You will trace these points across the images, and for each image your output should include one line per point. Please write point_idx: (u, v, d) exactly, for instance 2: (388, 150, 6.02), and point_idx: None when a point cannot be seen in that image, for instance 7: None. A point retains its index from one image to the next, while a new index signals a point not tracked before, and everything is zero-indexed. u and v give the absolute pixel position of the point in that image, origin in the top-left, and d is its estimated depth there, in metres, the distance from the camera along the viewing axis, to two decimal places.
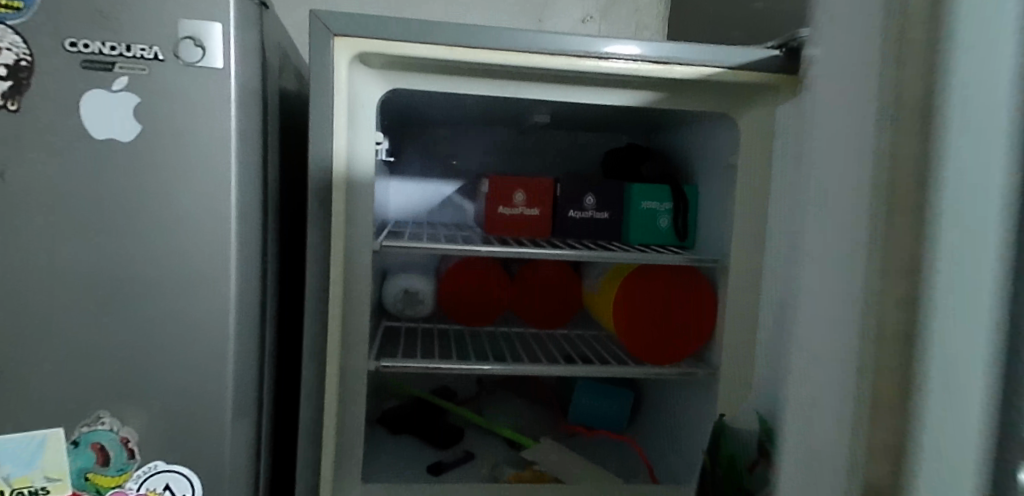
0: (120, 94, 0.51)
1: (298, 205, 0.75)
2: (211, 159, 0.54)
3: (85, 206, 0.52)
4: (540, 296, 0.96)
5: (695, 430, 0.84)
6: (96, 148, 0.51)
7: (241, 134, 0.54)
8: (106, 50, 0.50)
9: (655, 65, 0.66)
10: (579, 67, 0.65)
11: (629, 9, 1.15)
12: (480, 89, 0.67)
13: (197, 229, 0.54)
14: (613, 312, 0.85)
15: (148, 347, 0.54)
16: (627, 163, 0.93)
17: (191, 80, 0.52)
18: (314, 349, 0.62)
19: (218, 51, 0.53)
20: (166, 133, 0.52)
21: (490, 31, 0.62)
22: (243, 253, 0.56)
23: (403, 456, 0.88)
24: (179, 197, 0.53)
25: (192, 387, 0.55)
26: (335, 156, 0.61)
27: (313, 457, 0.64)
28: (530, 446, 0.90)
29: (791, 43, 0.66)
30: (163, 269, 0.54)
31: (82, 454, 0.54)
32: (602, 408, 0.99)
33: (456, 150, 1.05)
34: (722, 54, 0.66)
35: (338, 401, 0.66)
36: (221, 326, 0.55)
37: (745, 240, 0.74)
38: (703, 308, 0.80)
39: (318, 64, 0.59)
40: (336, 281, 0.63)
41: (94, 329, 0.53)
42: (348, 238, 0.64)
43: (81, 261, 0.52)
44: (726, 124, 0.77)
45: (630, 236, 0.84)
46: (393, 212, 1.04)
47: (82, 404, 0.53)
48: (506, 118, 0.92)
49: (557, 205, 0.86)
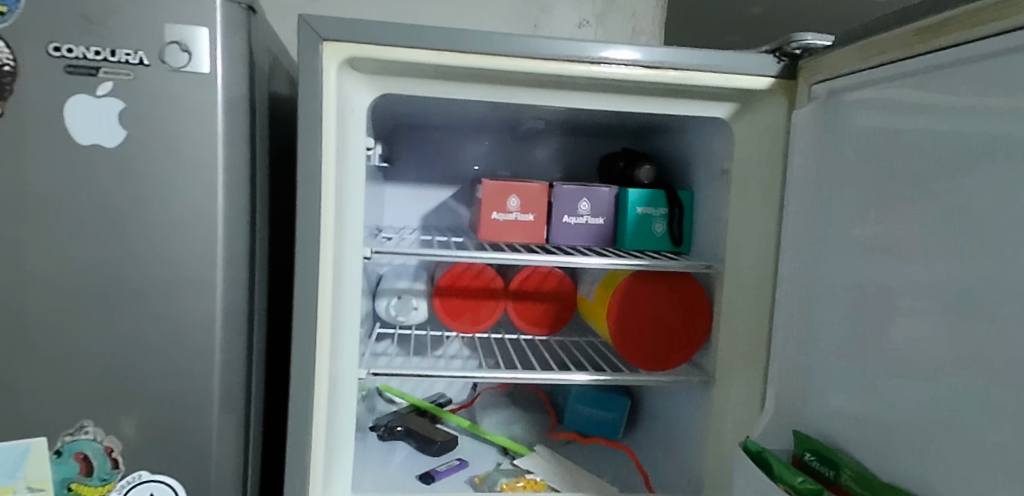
0: (105, 100, 0.51)
1: (288, 210, 0.75)
2: (195, 166, 0.53)
3: (69, 213, 0.51)
4: (535, 302, 0.93)
5: (691, 437, 0.83)
6: (80, 154, 0.51)
7: (228, 139, 0.54)
8: (90, 55, 0.50)
9: (648, 71, 0.65)
10: (572, 72, 0.64)
11: (625, 14, 1.14)
12: (472, 94, 0.67)
13: (185, 236, 0.54)
14: (608, 317, 0.82)
15: (133, 354, 0.53)
16: (622, 168, 0.92)
17: (176, 85, 0.52)
18: (302, 356, 0.61)
19: (203, 56, 0.52)
20: (151, 138, 0.52)
21: (479, 35, 0.62)
22: (229, 260, 0.55)
23: (396, 462, 0.88)
24: (165, 204, 0.53)
25: (177, 396, 0.55)
26: (324, 162, 0.61)
27: (302, 466, 0.63)
28: (524, 455, 0.90)
29: (788, 47, 0.66)
30: (146, 277, 0.53)
31: (65, 464, 0.53)
32: (597, 416, 0.99)
33: (450, 155, 1.04)
34: (716, 59, 0.65)
35: (327, 408, 0.65)
36: (207, 333, 0.55)
37: (740, 247, 0.73)
38: (700, 316, 0.80)
39: (306, 68, 0.59)
40: (325, 288, 0.62)
41: (77, 337, 0.52)
42: (338, 243, 0.64)
43: (65, 269, 0.51)
44: (720, 129, 0.77)
45: (624, 242, 0.84)
46: (386, 217, 1.03)
47: (65, 413, 0.53)
48: (499, 124, 0.92)
49: (552, 211, 0.85)
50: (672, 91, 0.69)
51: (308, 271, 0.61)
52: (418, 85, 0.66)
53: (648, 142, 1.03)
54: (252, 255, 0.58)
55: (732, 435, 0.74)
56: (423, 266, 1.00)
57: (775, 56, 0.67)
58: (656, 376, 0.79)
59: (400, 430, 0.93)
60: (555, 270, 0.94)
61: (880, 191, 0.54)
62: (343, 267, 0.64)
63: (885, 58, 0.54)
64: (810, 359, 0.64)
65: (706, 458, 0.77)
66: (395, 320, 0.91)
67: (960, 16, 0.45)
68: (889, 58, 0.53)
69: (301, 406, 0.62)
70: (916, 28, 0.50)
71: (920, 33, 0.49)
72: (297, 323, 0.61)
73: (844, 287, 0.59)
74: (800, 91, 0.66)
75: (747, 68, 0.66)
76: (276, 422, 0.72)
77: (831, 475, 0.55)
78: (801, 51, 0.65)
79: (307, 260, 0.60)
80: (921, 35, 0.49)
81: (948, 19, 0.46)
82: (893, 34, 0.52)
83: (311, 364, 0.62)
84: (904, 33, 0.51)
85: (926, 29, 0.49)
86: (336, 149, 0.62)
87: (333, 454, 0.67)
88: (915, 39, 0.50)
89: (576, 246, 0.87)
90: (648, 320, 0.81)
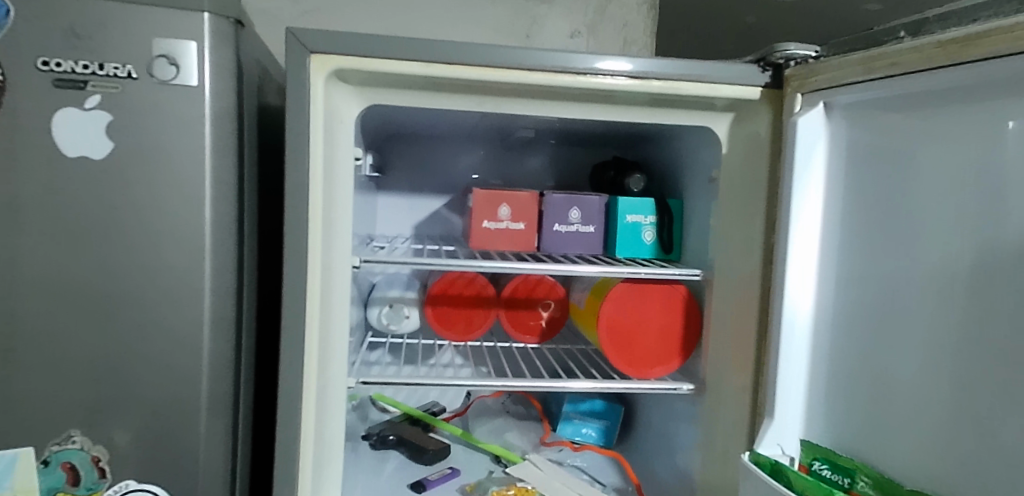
0: (93, 112, 0.51)
1: (278, 220, 0.75)
2: (182, 178, 0.54)
3: (57, 224, 0.52)
4: (525, 310, 0.93)
5: (682, 445, 0.83)
6: (69, 166, 0.51)
7: (216, 151, 0.55)
8: (78, 69, 0.51)
9: (634, 80, 0.66)
10: (561, 83, 0.65)
11: (617, 25, 1.16)
12: (460, 104, 0.67)
13: (171, 246, 0.54)
14: (596, 325, 0.81)
15: (121, 364, 0.54)
16: (613, 176, 0.93)
17: (165, 98, 0.53)
18: (291, 365, 0.62)
19: (192, 69, 0.53)
20: (138, 150, 0.53)
21: (465, 47, 0.62)
22: (216, 269, 0.55)
23: (388, 472, 0.88)
24: (154, 215, 0.54)
25: (164, 406, 0.55)
26: (312, 173, 0.61)
27: (292, 475, 0.63)
28: (515, 463, 0.89)
29: (772, 56, 0.66)
30: (133, 287, 0.54)
31: (52, 474, 0.53)
32: (590, 424, 0.99)
33: (442, 164, 1.05)
34: (700, 69, 0.66)
35: (316, 417, 0.65)
36: (194, 342, 0.55)
37: (727, 255, 0.74)
38: (689, 325, 0.80)
39: (294, 80, 0.60)
40: (313, 298, 0.63)
41: (64, 347, 0.52)
42: (327, 253, 0.64)
43: (51, 279, 0.52)
44: (708, 139, 0.78)
45: (615, 251, 0.84)
46: (378, 226, 1.04)
47: (54, 423, 0.53)
48: (491, 133, 0.93)
49: (542, 219, 0.85)
50: (659, 100, 0.69)
51: (296, 281, 0.61)
52: (407, 97, 0.66)
53: (639, 150, 1.03)
54: (241, 264, 0.58)
55: (723, 442, 0.74)
56: (416, 275, 0.99)
57: (759, 66, 0.67)
58: (645, 383, 0.79)
59: (392, 439, 0.93)
60: (546, 278, 0.94)
61: (914, 202, 0.55)
62: (332, 277, 0.65)
63: (899, 69, 0.52)
64: (828, 367, 0.64)
65: (699, 467, 0.77)
66: (387, 328, 0.92)
67: (1000, 30, 0.44)
68: (905, 69, 0.52)
69: (291, 415, 0.62)
70: (941, 40, 0.48)
71: (945, 45, 0.48)
72: (286, 333, 0.61)
73: (871, 295, 0.59)
74: (788, 100, 0.66)
75: (729, 76, 0.67)
76: (266, 433, 0.72)
77: (846, 482, 0.57)
78: (790, 63, 0.65)
79: (295, 269, 0.61)
80: (946, 47, 0.48)
81: (986, 32, 0.45)
82: (903, 46, 0.52)
83: (299, 373, 0.62)
84: (926, 44, 0.50)
85: (952, 41, 0.47)
86: (324, 160, 0.63)
87: (322, 465, 0.67)
88: (938, 51, 0.49)
89: (568, 254, 0.87)
90: (639, 328, 0.80)
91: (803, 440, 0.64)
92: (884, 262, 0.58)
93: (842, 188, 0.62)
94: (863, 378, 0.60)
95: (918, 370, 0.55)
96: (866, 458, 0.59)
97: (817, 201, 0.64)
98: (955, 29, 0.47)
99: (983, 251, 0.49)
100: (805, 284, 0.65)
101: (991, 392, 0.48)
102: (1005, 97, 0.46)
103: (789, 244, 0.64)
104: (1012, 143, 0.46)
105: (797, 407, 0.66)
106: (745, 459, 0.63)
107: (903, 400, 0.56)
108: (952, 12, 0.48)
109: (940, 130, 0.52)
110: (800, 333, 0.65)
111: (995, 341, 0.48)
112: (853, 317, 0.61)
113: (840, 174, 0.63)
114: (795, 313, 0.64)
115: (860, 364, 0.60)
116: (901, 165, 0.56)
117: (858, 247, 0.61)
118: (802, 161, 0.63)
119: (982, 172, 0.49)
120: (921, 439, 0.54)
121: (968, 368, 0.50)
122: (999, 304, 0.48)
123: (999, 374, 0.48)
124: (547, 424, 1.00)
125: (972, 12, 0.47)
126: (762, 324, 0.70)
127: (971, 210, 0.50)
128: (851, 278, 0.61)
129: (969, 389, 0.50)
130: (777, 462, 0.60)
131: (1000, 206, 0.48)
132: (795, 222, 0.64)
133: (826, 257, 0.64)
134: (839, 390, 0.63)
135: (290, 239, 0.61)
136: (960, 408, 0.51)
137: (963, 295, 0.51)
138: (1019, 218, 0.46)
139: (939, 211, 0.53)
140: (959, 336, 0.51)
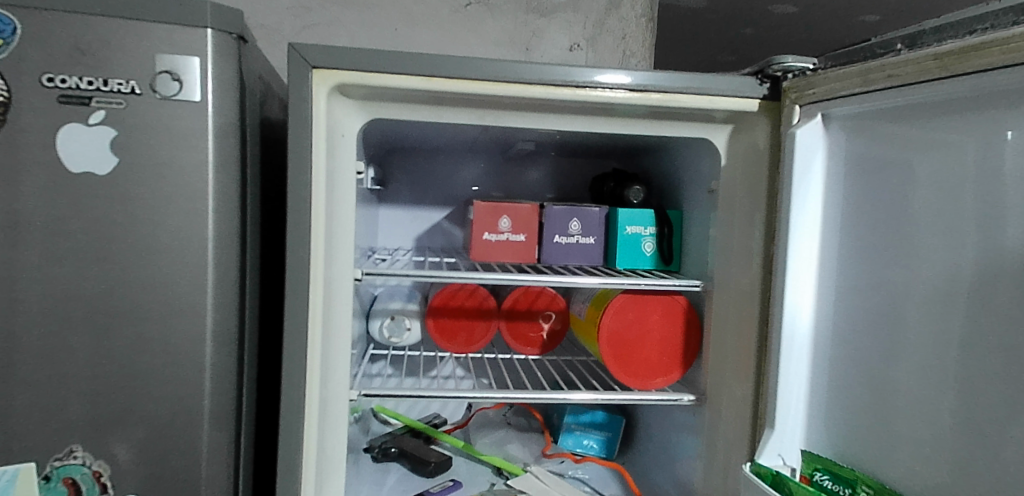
0: (96, 127, 0.52)
1: (279, 235, 0.76)
2: (185, 192, 0.54)
3: (59, 240, 0.52)
4: (526, 321, 0.93)
5: (684, 457, 0.83)
6: (72, 181, 0.52)
7: (219, 165, 0.55)
8: (82, 85, 0.51)
9: (633, 93, 0.66)
10: (558, 96, 0.65)
11: (615, 37, 1.15)
12: (460, 117, 0.68)
13: (173, 260, 0.54)
14: (597, 336, 0.81)
15: (121, 378, 0.54)
16: (612, 188, 0.93)
17: (168, 113, 0.53)
18: (292, 378, 0.62)
19: (195, 84, 0.54)
20: (141, 165, 0.53)
21: (467, 61, 0.63)
22: (218, 283, 0.56)
23: (390, 485, 0.88)
24: (156, 229, 0.54)
25: (166, 419, 0.55)
26: (313, 187, 0.62)
27: (294, 488, 0.63)
28: (517, 475, 0.89)
29: (770, 69, 0.66)
30: (135, 302, 0.54)
31: (54, 488, 0.53)
32: (591, 435, 0.99)
33: (444, 176, 1.05)
34: (697, 81, 0.66)
35: (318, 429, 0.65)
36: (197, 355, 0.55)
37: (727, 266, 0.74)
38: (691, 337, 0.80)
39: (297, 95, 0.61)
40: (313, 311, 0.63)
41: (65, 361, 0.52)
42: (328, 266, 0.65)
43: (53, 295, 0.52)
44: (707, 150, 0.78)
45: (615, 262, 0.84)
46: (380, 238, 1.04)
47: (55, 438, 0.53)
48: (491, 145, 0.93)
49: (542, 230, 0.85)
50: (657, 112, 0.70)
51: (299, 293, 0.61)
52: (406, 111, 0.67)
53: (638, 162, 1.04)
54: (244, 277, 0.59)
55: (725, 453, 0.74)
56: (417, 286, 1.00)
57: (757, 78, 0.68)
58: (647, 395, 0.79)
59: (394, 451, 0.93)
60: (547, 289, 0.94)
61: (913, 212, 0.56)
62: (333, 290, 0.65)
63: (897, 82, 0.53)
64: (828, 378, 0.64)
65: (702, 478, 0.77)
66: (388, 340, 0.92)
67: (997, 42, 0.44)
68: (902, 81, 0.52)
69: (293, 427, 0.62)
70: (937, 52, 0.49)
71: (942, 57, 0.48)
72: (289, 345, 0.61)
73: (873, 305, 0.59)
74: (785, 112, 0.66)
75: (727, 88, 0.67)
76: (267, 447, 0.72)
77: (847, 493, 0.58)
78: (789, 75, 0.66)
79: (297, 281, 0.61)
80: (942, 59, 0.48)
81: (983, 44, 0.45)
82: (898, 58, 0.52)
83: (302, 385, 0.62)
84: (922, 56, 0.50)
85: (949, 53, 0.48)
86: (326, 173, 0.63)
87: (324, 477, 0.66)
88: (935, 63, 0.49)
89: (568, 265, 0.87)
90: (642, 340, 0.80)
91: (803, 450, 0.64)
92: (883, 271, 0.58)
93: (839, 198, 0.63)
94: (865, 388, 0.60)
95: (918, 379, 0.55)
96: (866, 468, 0.59)
97: (816, 211, 0.64)
98: (951, 41, 0.48)
99: (982, 262, 0.50)
100: (804, 294, 0.64)
101: (992, 400, 0.49)
102: (1007, 108, 0.47)
103: (785, 254, 0.64)
104: (1005, 156, 0.48)
105: (799, 418, 0.65)
106: (745, 471, 0.63)
107: (904, 410, 0.56)
108: (946, 24, 0.48)
109: (936, 141, 0.53)
110: (802, 344, 0.64)
111: (994, 350, 0.49)
112: (852, 326, 0.61)
113: (836, 185, 0.63)
114: (797, 323, 0.64)
115: (861, 375, 0.60)
116: (898, 175, 0.57)
117: (858, 257, 0.61)
118: (802, 172, 0.63)
119: (978, 183, 0.50)
120: (924, 450, 0.54)
121: (966, 377, 0.51)
122: (998, 312, 0.48)
123: (1000, 382, 0.48)
124: (548, 435, 1.00)
125: (966, 24, 0.47)
126: (765, 333, 0.70)
127: (969, 220, 0.51)
128: (851, 288, 0.61)
129: (970, 399, 0.50)
130: (778, 473, 0.60)
131: (998, 216, 0.48)
132: (794, 232, 0.63)
133: (823, 269, 0.64)
134: (839, 400, 0.63)
135: (292, 252, 0.61)
136: (962, 416, 0.51)
137: (963, 304, 0.51)
138: (1016, 229, 0.47)
139: (938, 220, 0.53)
140: (958, 345, 0.51)
